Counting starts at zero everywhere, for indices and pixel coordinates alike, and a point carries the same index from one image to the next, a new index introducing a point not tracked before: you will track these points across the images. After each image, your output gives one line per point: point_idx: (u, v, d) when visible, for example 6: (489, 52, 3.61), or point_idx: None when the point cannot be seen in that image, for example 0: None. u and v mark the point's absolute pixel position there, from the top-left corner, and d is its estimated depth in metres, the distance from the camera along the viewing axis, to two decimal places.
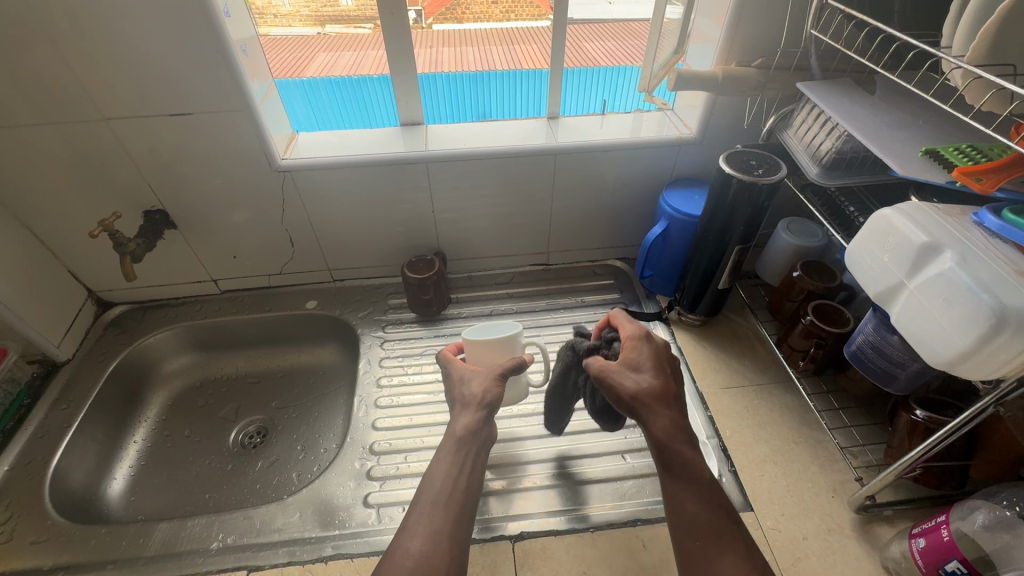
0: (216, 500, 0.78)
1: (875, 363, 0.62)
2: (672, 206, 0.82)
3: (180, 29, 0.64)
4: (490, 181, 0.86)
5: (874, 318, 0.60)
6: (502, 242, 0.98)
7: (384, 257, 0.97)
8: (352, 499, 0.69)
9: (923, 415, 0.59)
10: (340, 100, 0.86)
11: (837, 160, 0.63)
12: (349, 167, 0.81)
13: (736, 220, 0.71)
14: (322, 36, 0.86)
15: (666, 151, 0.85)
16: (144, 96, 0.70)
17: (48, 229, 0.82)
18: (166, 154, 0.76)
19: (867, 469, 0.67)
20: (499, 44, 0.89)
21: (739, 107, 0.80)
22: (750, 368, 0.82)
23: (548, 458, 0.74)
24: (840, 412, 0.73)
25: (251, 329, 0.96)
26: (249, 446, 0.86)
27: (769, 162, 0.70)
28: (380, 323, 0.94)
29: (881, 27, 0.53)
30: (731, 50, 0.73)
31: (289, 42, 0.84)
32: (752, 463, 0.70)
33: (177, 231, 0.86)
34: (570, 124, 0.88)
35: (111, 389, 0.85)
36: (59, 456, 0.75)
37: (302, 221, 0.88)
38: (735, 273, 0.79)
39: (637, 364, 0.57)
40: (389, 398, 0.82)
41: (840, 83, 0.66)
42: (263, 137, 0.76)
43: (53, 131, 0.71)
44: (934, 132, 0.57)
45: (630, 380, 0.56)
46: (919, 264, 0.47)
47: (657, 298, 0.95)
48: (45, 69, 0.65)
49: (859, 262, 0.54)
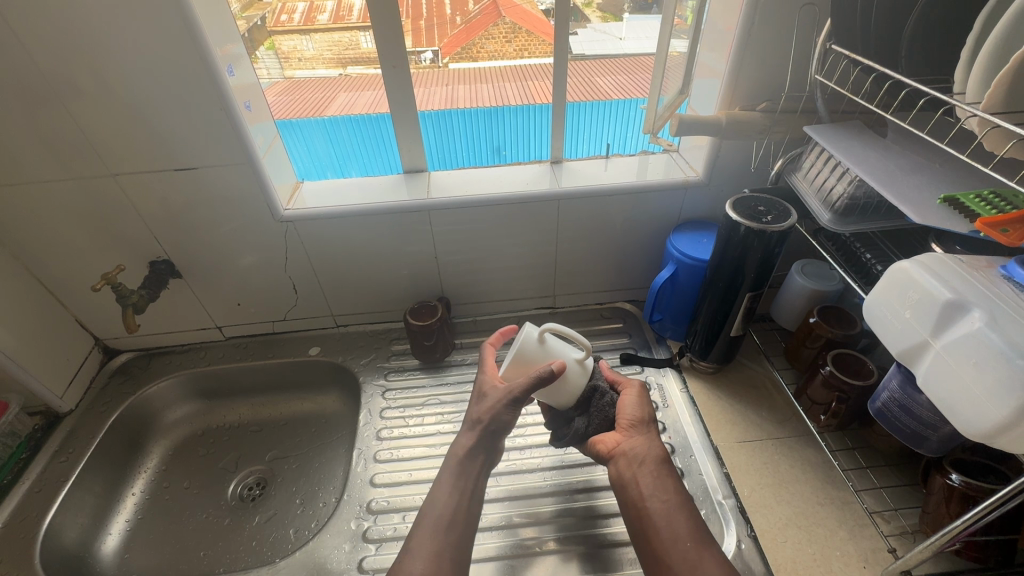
0: (212, 559, 0.76)
1: (904, 422, 0.57)
2: (680, 250, 0.79)
3: (186, 87, 0.66)
4: (496, 225, 0.85)
5: (899, 374, 0.56)
6: (510, 286, 0.96)
7: (388, 303, 0.96)
8: (346, 563, 0.66)
9: (959, 480, 0.54)
10: (360, 138, 0.86)
11: (850, 206, 0.60)
12: (352, 215, 0.81)
13: (747, 266, 0.68)
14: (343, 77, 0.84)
15: (672, 194, 0.83)
16: (151, 152, 0.71)
17: (57, 280, 0.83)
18: (174, 207, 0.77)
19: (901, 538, 0.61)
20: (513, 80, 0.86)
21: (746, 150, 0.78)
22: (769, 420, 0.77)
23: (556, 519, 0.69)
24: (868, 472, 0.68)
25: (253, 375, 0.94)
26: (248, 499, 0.84)
27: (778, 208, 0.67)
28: (382, 371, 0.92)
29: (889, 72, 0.51)
30: (735, 94, 0.72)
31: (311, 84, 0.84)
32: (773, 527, 0.65)
33: (182, 280, 0.86)
34: (573, 168, 0.88)
35: (113, 439, 0.84)
36: (53, 512, 0.73)
37: (306, 268, 0.88)
38: (748, 320, 0.76)
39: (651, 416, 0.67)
40: (389, 452, 0.80)
41: (848, 127, 0.64)
42: (265, 188, 0.76)
43: (64, 185, 0.72)
44: (951, 177, 0.55)
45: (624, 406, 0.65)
46: (944, 323, 0.44)
47: (668, 343, 0.92)
48: (56, 127, 0.67)
49: (878, 317, 0.50)
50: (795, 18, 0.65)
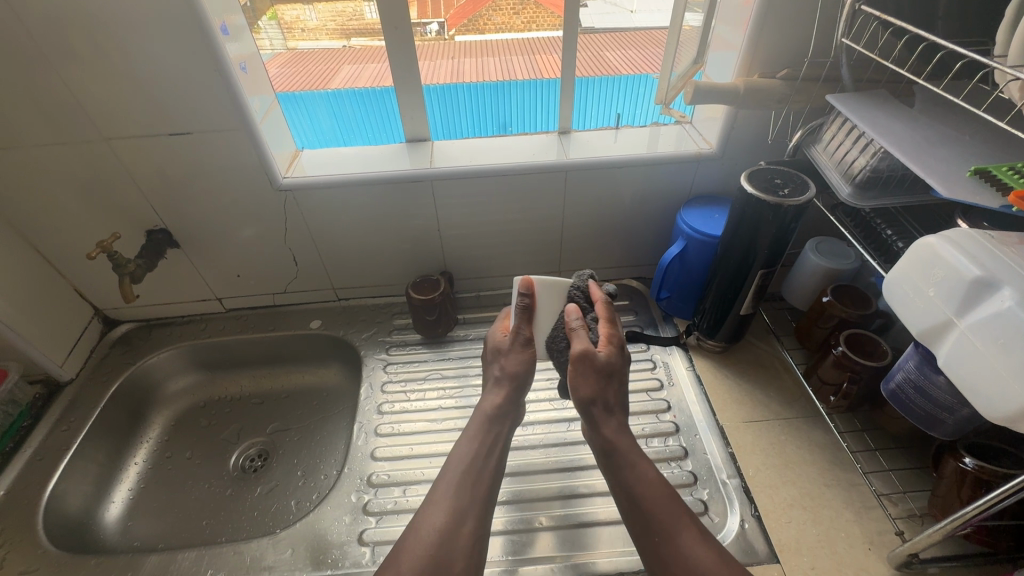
0: (214, 528, 0.76)
1: (918, 404, 0.56)
2: (690, 225, 0.77)
3: (176, 46, 0.63)
4: (500, 198, 0.83)
5: (916, 355, 0.54)
6: (513, 260, 0.94)
7: (390, 276, 0.94)
8: (346, 536, 0.66)
9: (972, 464, 0.52)
10: (363, 113, 0.83)
11: (872, 179, 0.57)
12: (353, 185, 0.78)
13: (759, 243, 0.66)
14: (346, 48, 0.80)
15: (683, 167, 0.80)
16: (145, 116, 0.68)
17: (53, 248, 0.81)
18: (169, 174, 0.75)
19: (909, 520, 0.60)
20: (521, 53, 0.84)
21: (763, 121, 0.75)
22: (776, 400, 0.76)
23: (558, 496, 0.69)
24: (877, 454, 0.67)
25: (254, 348, 0.94)
26: (250, 470, 0.84)
27: (795, 181, 0.64)
28: (383, 345, 0.91)
29: (922, 33, 0.47)
30: (754, 60, 0.68)
31: (316, 55, 0.82)
32: (778, 507, 0.64)
33: (180, 250, 0.85)
34: (582, 139, 0.85)
35: (114, 409, 0.84)
36: (55, 480, 0.73)
37: (306, 240, 0.86)
38: (759, 298, 0.73)
39: (609, 370, 0.56)
40: (390, 426, 0.79)
41: (873, 95, 0.60)
42: (263, 156, 0.74)
43: (54, 150, 0.70)
44: (984, 149, 0.52)
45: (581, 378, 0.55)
46: (971, 301, 0.42)
47: (674, 321, 0.90)
48: (44, 89, 0.64)
49: (899, 294, 0.48)
50: None
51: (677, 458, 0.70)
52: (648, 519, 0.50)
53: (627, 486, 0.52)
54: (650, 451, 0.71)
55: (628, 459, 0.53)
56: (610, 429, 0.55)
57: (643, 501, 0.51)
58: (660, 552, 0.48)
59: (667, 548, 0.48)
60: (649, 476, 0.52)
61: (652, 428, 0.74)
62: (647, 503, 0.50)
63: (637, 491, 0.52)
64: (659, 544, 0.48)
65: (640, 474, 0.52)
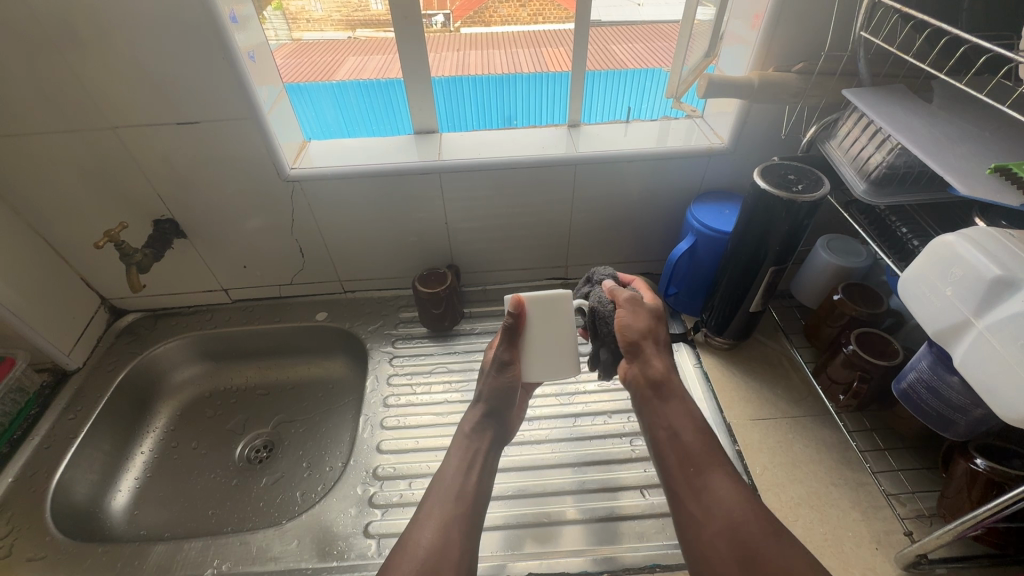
0: (220, 518, 0.76)
1: (930, 404, 0.55)
2: (700, 221, 0.76)
3: (184, 34, 0.62)
4: (508, 192, 0.82)
5: (930, 355, 0.54)
6: (520, 255, 0.93)
7: (397, 269, 0.94)
8: (352, 528, 0.66)
9: (984, 465, 0.52)
10: (368, 104, 0.82)
11: (888, 176, 0.57)
12: (361, 177, 0.78)
13: (771, 240, 0.65)
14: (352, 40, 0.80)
15: (694, 162, 0.79)
16: (152, 104, 0.68)
17: (60, 236, 0.81)
18: (177, 163, 0.74)
19: (917, 521, 0.60)
20: (526, 47, 0.85)
21: (777, 116, 0.74)
22: (784, 399, 0.75)
23: (564, 492, 0.69)
24: (886, 454, 0.66)
25: (260, 339, 0.94)
26: (255, 461, 0.84)
27: (809, 176, 0.63)
28: (389, 338, 0.91)
29: (946, 28, 0.45)
30: (769, 54, 0.67)
31: (321, 47, 0.82)
32: (785, 505, 0.64)
33: (186, 240, 0.84)
34: (591, 132, 0.84)
35: (120, 397, 0.84)
36: (62, 468, 0.73)
37: (313, 232, 0.86)
38: (769, 296, 0.73)
39: (633, 339, 0.62)
40: (396, 419, 0.79)
41: (891, 90, 0.59)
42: (270, 146, 0.73)
43: (62, 138, 0.70)
44: (1005, 146, 0.51)
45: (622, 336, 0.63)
46: (990, 301, 0.41)
47: (682, 317, 0.90)
48: (51, 76, 0.64)
49: (915, 293, 0.48)
50: None
51: None
52: (684, 453, 0.58)
53: (664, 422, 0.61)
54: None
55: (677, 390, 0.62)
56: (656, 370, 0.63)
57: (676, 437, 0.59)
58: (696, 495, 0.54)
59: (698, 483, 0.55)
60: (688, 413, 0.61)
61: None
62: (686, 438, 0.59)
63: (673, 426, 0.60)
64: (692, 478, 0.55)
65: (674, 411, 0.61)
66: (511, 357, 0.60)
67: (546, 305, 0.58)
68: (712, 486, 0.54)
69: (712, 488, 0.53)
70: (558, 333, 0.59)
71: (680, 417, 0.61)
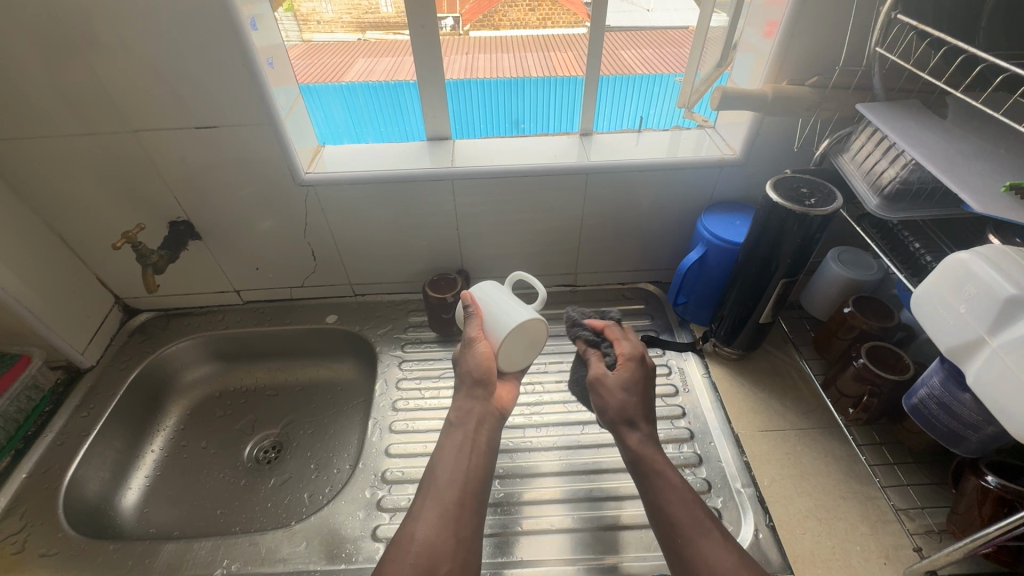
0: (228, 517, 0.77)
1: (941, 420, 0.55)
2: (711, 231, 0.76)
3: (205, 39, 0.63)
4: (517, 198, 0.82)
5: (942, 371, 0.54)
6: (529, 261, 0.94)
7: (408, 273, 0.95)
8: (360, 531, 0.66)
9: (995, 482, 0.52)
10: (375, 104, 0.83)
11: (901, 191, 0.57)
12: (375, 182, 0.78)
13: (782, 252, 0.65)
14: (361, 42, 0.82)
15: (705, 172, 0.80)
16: (171, 109, 0.69)
17: (77, 236, 0.82)
18: (193, 166, 0.75)
19: (926, 537, 0.60)
20: (535, 50, 0.89)
21: (789, 129, 0.74)
22: (793, 411, 0.75)
23: (572, 499, 0.69)
24: (896, 468, 0.66)
25: (271, 340, 0.94)
26: (264, 461, 0.84)
27: (822, 190, 0.63)
28: (399, 342, 0.92)
29: (961, 45, 0.46)
30: (782, 67, 0.68)
31: (330, 48, 0.86)
32: (793, 518, 0.64)
33: (201, 241, 0.85)
34: (603, 141, 0.84)
35: (133, 396, 0.85)
36: (74, 465, 0.74)
37: (325, 235, 0.86)
38: (778, 307, 0.73)
39: (636, 380, 0.62)
40: (404, 423, 0.79)
41: (905, 105, 0.60)
42: (286, 150, 0.74)
43: (82, 140, 0.71)
44: (1019, 164, 0.51)
45: (618, 393, 0.61)
46: (1004, 319, 0.41)
47: (691, 327, 0.90)
48: (74, 79, 0.65)
49: (928, 309, 0.48)
50: None
51: (691, 466, 0.70)
52: (670, 524, 0.53)
53: (654, 497, 0.55)
54: None
55: (659, 467, 0.56)
56: (634, 444, 0.59)
57: (665, 512, 0.53)
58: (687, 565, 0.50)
59: (687, 554, 0.50)
60: (679, 485, 0.55)
61: (665, 434, 0.74)
62: (670, 510, 0.53)
63: (661, 501, 0.54)
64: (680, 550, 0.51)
65: (667, 483, 0.55)
66: (477, 335, 0.68)
67: (489, 295, 0.72)
68: (708, 546, 0.50)
69: (706, 557, 0.49)
70: (500, 299, 0.70)
71: (671, 488, 0.54)
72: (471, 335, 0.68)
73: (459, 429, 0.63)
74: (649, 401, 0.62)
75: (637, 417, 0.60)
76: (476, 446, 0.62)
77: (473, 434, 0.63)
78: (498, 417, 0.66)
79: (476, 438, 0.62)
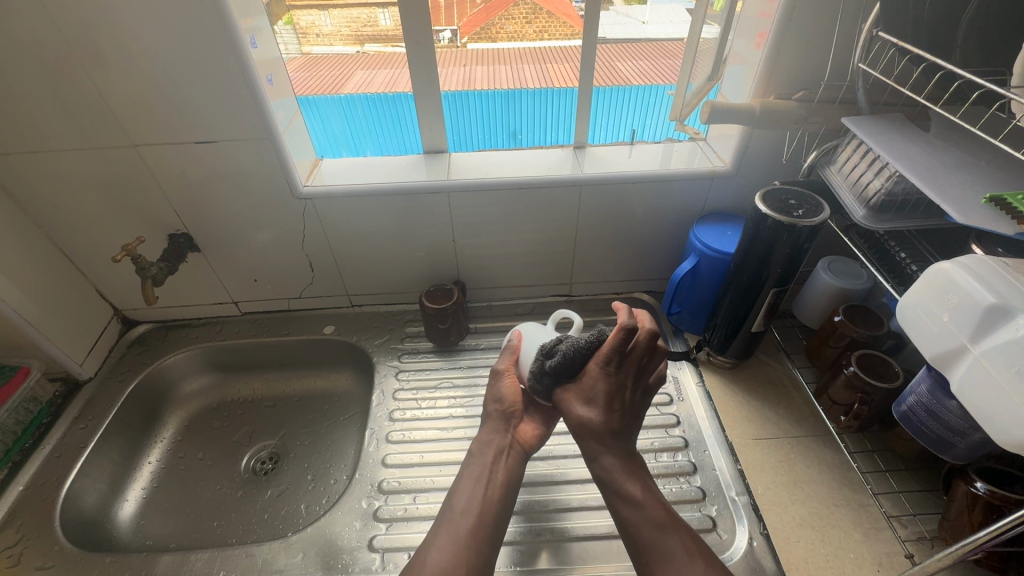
0: (224, 529, 0.77)
1: (930, 427, 0.56)
2: (703, 241, 0.78)
3: (206, 57, 0.64)
4: (512, 210, 0.84)
5: (929, 379, 0.54)
6: (524, 272, 0.95)
7: (405, 284, 0.96)
8: (357, 541, 0.67)
9: (983, 489, 0.52)
10: (375, 116, 0.84)
11: (887, 203, 0.58)
12: (371, 195, 0.80)
13: (772, 262, 0.66)
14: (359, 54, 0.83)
15: (698, 184, 0.81)
16: (172, 124, 0.70)
17: (77, 249, 0.83)
18: (193, 179, 0.76)
19: (919, 543, 0.60)
20: (532, 63, 0.87)
21: (778, 141, 0.76)
22: (786, 419, 0.76)
23: (567, 509, 0.69)
24: (888, 475, 0.67)
25: (268, 351, 0.95)
26: (260, 472, 0.85)
27: (809, 202, 0.65)
28: (396, 352, 0.92)
29: (940, 62, 0.47)
30: (770, 81, 0.69)
31: (329, 60, 0.84)
32: (786, 526, 0.64)
33: (200, 254, 0.86)
34: (596, 153, 0.86)
35: (130, 407, 0.86)
36: (72, 477, 0.74)
37: (323, 247, 0.87)
38: (770, 316, 0.74)
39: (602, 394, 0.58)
40: (401, 433, 0.80)
41: (888, 118, 0.61)
42: (285, 164, 0.75)
43: (83, 155, 0.72)
44: (998, 176, 0.52)
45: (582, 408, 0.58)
46: (985, 327, 0.42)
47: (685, 336, 0.91)
48: (77, 95, 0.66)
49: (913, 318, 0.49)
50: (840, 7, 0.63)
51: (686, 474, 0.71)
52: (640, 541, 0.54)
53: (623, 517, 0.56)
54: (659, 466, 0.72)
55: (620, 484, 0.57)
56: (603, 463, 0.58)
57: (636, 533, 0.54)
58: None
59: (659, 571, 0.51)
60: (648, 500, 0.56)
61: (661, 443, 0.75)
62: (638, 530, 0.54)
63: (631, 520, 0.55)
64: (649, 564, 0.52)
65: (636, 501, 0.56)
66: (505, 366, 0.67)
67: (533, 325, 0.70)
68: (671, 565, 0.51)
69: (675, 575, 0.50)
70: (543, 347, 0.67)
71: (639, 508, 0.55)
72: (500, 367, 0.67)
73: (478, 460, 0.63)
74: (616, 409, 0.58)
75: (604, 428, 0.58)
76: (491, 476, 0.61)
77: (492, 465, 0.62)
78: (519, 453, 0.64)
79: (492, 471, 0.61)
